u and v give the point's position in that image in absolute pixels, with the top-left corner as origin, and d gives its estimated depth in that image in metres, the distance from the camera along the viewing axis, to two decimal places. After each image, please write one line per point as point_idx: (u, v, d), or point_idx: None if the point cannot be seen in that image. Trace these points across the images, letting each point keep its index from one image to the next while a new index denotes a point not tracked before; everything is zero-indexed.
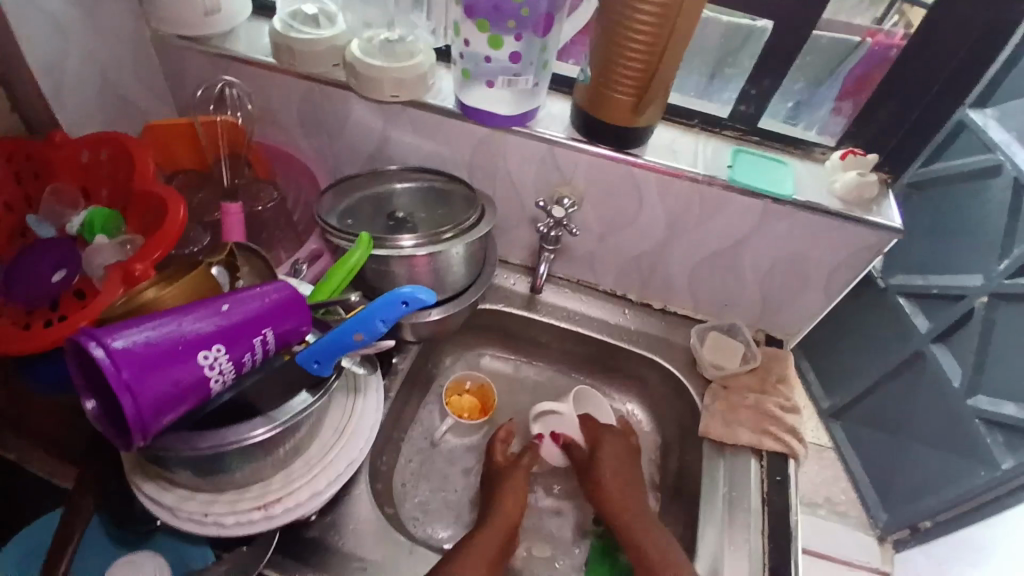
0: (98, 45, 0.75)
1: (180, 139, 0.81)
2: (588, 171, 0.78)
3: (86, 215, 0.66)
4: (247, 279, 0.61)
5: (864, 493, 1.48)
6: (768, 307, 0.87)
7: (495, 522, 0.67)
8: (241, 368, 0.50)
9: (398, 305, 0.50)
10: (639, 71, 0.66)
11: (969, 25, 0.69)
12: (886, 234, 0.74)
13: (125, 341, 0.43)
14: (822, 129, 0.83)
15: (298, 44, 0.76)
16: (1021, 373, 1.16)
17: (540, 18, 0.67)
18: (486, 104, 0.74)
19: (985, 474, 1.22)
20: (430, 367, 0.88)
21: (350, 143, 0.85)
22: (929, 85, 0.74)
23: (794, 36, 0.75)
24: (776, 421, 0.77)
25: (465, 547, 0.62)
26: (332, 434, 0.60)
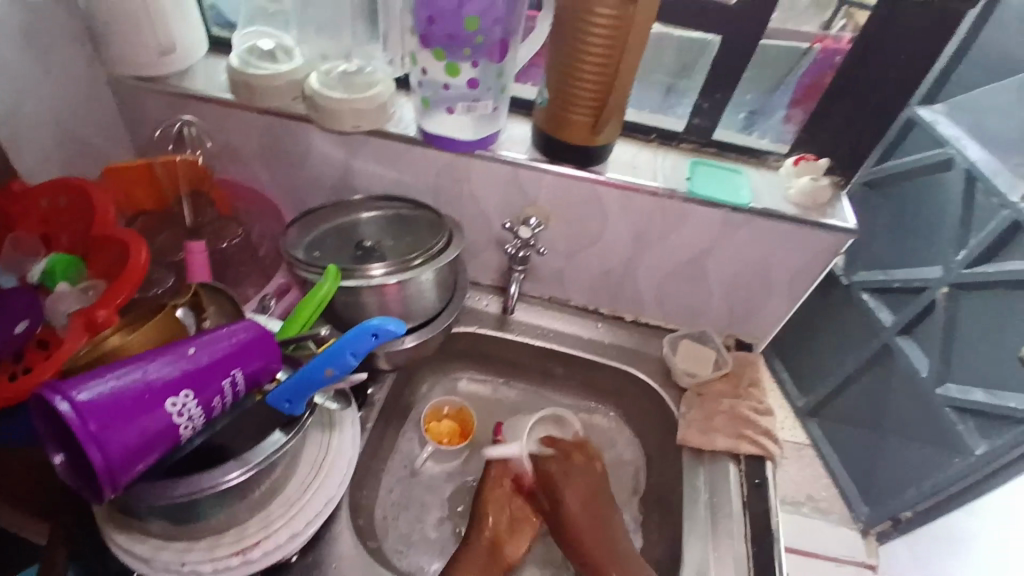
0: (52, 89, 0.74)
1: (139, 182, 0.80)
2: (552, 190, 0.79)
3: (47, 261, 0.66)
4: (214, 320, 0.60)
5: (844, 488, 1.50)
6: (736, 313, 0.88)
7: (482, 535, 0.72)
8: (211, 412, 0.49)
9: (368, 337, 0.50)
10: (594, 90, 0.68)
11: (906, 28, 0.71)
12: (842, 235, 0.76)
13: (90, 393, 0.42)
14: (777, 137, 0.86)
15: (255, 80, 0.76)
16: (986, 360, 1.19)
17: (494, 45, 0.68)
18: (447, 130, 0.75)
19: (961, 461, 1.23)
20: (407, 395, 0.88)
21: (314, 175, 0.85)
22: (874, 90, 0.77)
23: (742, 49, 0.78)
24: (752, 424, 0.78)
25: None
26: (309, 472, 0.60)
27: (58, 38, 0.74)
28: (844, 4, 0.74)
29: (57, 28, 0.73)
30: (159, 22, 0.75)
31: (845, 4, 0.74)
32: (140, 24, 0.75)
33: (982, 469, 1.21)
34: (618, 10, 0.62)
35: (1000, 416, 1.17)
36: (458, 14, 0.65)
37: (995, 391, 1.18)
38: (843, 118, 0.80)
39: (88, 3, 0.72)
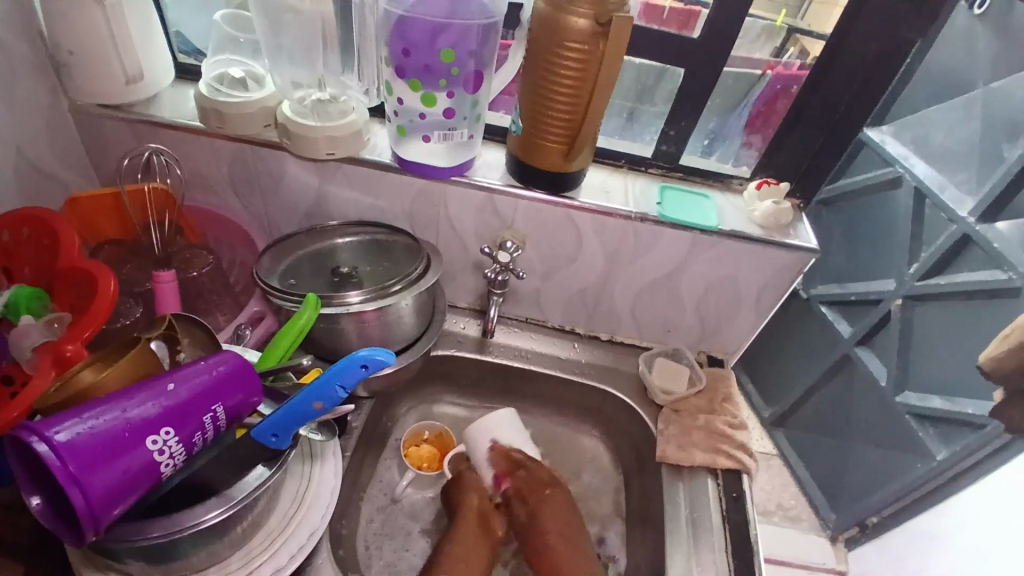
0: (13, 120, 0.72)
1: (102, 212, 0.78)
2: (527, 213, 0.80)
3: (10, 295, 0.64)
4: (188, 353, 0.58)
5: (811, 495, 1.53)
6: (707, 329, 0.91)
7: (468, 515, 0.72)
8: (192, 448, 0.48)
9: (358, 368, 0.49)
10: (567, 120, 0.70)
11: (859, 60, 0.75)
12: (804, 255, 0.80)
13: (68, 433, 0.41)
14: (737, 159, 0.89)
15: (227, 107, 0.75)
16: (940, 367, 1.24)
17: (469, 76, 0.70)
18: (421, 156, 0.76)
19: (923, 466, 1.26)
20: (385, 421, 0.87)
21: (287, 201, 0.84)
22: (830, 115, 0.80)
23: (706, 78, 0.80)
24: (727, 439, 0.81)
25: None
26: (291, 505, 0.59)
27: (19, 66, 0.72)
28: (791, 32, 0.78)
29: (19, 54, 0.72)
30: (125, 50, 0.75)
31: (792, 33, 0.78)
32: (107, 52, 0.74)
33: (942, 475, 1.24)
34: (587, 43, 0.64)
35: (958, 421, 1.20)
36: (433, 47, 0.67)
37: (952, 398, 1.22)
38: (803, 141, 0.83)
39: (51, 30, 0.71)
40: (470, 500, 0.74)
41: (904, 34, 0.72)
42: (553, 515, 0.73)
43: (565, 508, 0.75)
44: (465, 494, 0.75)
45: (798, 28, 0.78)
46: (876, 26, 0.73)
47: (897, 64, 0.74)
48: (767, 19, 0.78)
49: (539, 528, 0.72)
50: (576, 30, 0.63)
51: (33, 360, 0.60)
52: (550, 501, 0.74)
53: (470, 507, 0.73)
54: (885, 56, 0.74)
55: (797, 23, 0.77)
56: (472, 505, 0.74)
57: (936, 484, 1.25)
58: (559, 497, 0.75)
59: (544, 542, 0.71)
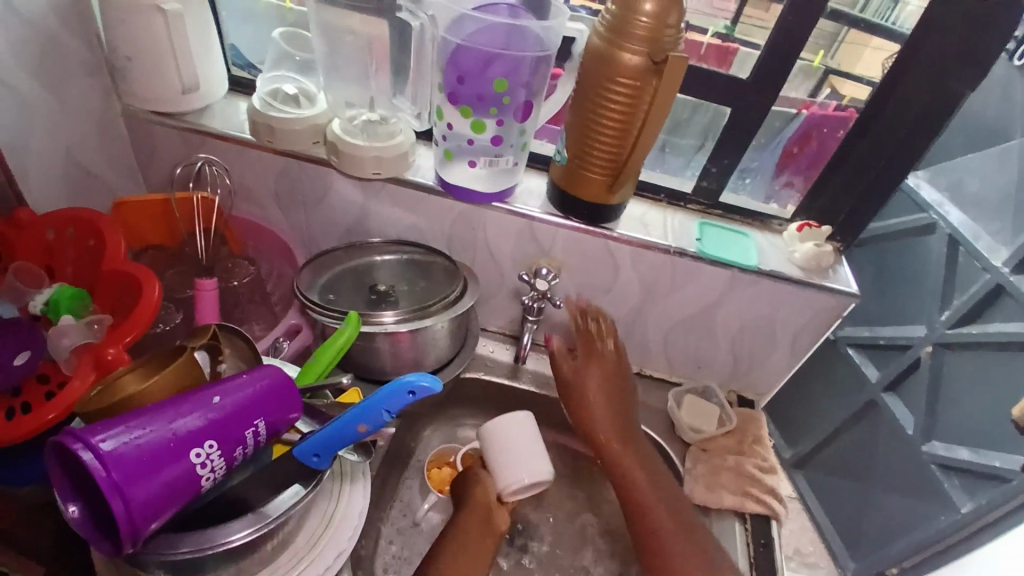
0: (64, 120, 0.74)
1: (149, 217, 0.79)
2: (566, 242, 0.80)
3: (52, 293, 0.65)
4: (230, 365, 0.58)
5: (830, 541, 1.38)
6: (739, 369, 0.90)
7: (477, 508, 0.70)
8: (232, 462, 0.48)
9: (404, 394, 0.49)
10: (613, 153, 0.70)
11: (910, 109, 0.75)
12: (843, 299, 0.79)
13: (114, 443, 0.41)
14: (767, 196, 0.89)
15: (278, 122, 0.76)
16: (969, 420, 1.19)
17: (520, 106, 0.71)
18: (465, 181, 0.76)
19: (945, 518, 1.19)
20: (409, 441, 0.86)
21: (328, 216, 0.85)
22: (875, 162, 0.80)
23: (751, 118, 0.80)
24: (757, 482, 0.79)
25: None
26: (319, 524, 0.58)
27: (74, 69, 0.74)
28: (828, 73, 0.78)
29: (75, 58, 0.74)
30: (182, 61, 0.76)
31: (828, 74, 0.78)
32: (164, 62, 0.75)
33: (964, 530, 1.17)
34: (639, 79, 0.64)
35: (983, 474, 1.15)
36: (486, 76, 0.68)
37: (980, 450, 1.16)
38: (846, 185, 0.83)
39: (111, 36, 0.73)
40: (479, 493, 0.70)
41: (956, 86, 0.72)
42: (599, 383, 0.77)
43: (611, 371, 0.79)
44: (473, 488, 0.71)
45: (834, 69, 0.78)
46: (927, 78, 0.72)
47: (948, 115, 0.74)
48: (806, 59, 0.77)
49: (585, 392, 0.77)
50: (629, 66, 0.64)
51: (72, 360, 0.61)
52: (596, 361, 0.79)
53: (476, 500, 0.70)
54: (936, 107, 0.74)
55: (833, 65, 0.78)
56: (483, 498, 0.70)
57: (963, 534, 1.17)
58: (610, 358, 0.79)
59: (587, 405, 0.76)
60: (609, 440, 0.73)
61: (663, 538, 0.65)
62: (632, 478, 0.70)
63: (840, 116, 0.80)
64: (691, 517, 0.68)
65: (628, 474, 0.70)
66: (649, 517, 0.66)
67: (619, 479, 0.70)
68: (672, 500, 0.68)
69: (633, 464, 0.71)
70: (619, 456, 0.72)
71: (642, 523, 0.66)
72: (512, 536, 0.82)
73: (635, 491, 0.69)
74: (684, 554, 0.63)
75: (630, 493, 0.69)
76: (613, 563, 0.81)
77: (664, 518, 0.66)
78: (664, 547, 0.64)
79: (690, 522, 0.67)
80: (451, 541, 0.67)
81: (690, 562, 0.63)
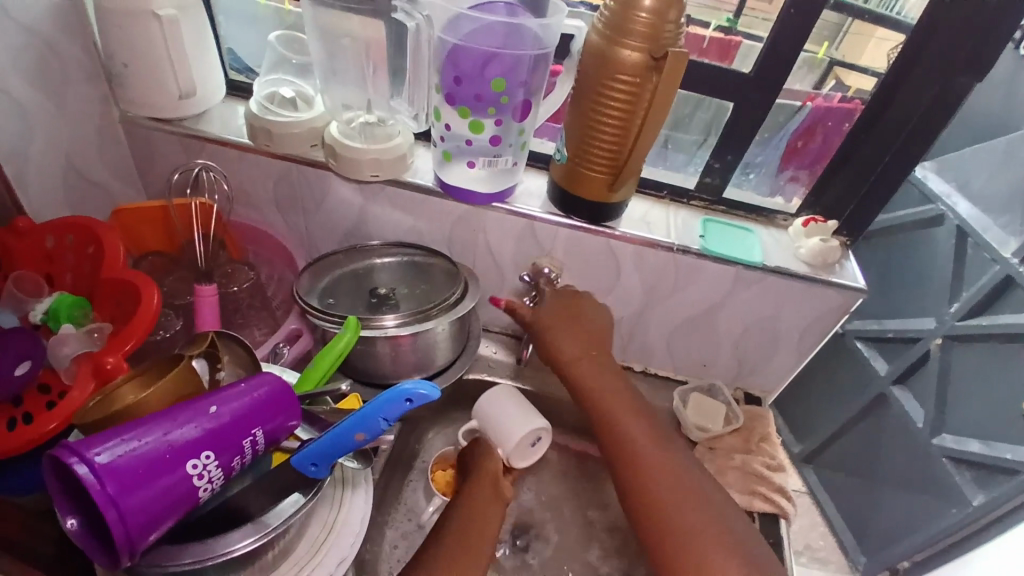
0: (63, 128, 0.74)
1: (151, 221, 0.80)
2: (567, 242, 0.79)
3: (52, 302, 0.66)
4: (228, 371, 0.58)
5: (841, 535, 1.39)
6: (745, 366, 0.89)
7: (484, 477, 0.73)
8: (230, 471, 0.49)
9: (402, 402, 0.48)
10: (613, 152, 0.69)
11: (917, 100, 0.73)
12: (851, 294, 0.78)
13: (109, 455, 0.41)
14: (770, 189, 0.88)
15: (275, 126, 0.76)
16: (981, 411, 1.16)
17: (518, 105, 0.70)
18: (464, 182, 0.76)
19: (957, 511, 1.18)
20: (413, 443, 0.85)
21: (328, 219, 0.85)
22: (882, 155, 0.78)
23: (753, 113, 0.79)
24: (765, 481, 0.79)
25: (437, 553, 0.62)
26: (321, 531, 0.58)
27: (73, 77, 0.74)
28: (832, 64, 0.76)
29: (74, 66, 0.74)
30: (179, 67, 0.76)
31: (833, 66, 0.76)
32: (161, 68, 0.75)
33: (975, 523, 1.15)
34: (639, 77, 0.63)
35: (995, 467, 1.13)
36: (483, 76, 0.67)
37: (991, 442, 1.14)
38: (852, 179, 0.82)
39: (107, 43, 0.73)
40: (486, 465, 0.74)
41: (961, 78, 0.71)
42: (567, 323, 0.77)
43: (585, 320, 0.78)
44: (485, 459, 0.75)
45: (838, 60, 0.76)
46: (931, 71, 0.71)
47: (954, 107, 0.72)
48: (811, 51, 0.75)
49: (545, 324, 0.77)
50: (628, 63, 0.63)
51: (71, 370, 0.61)
52: (567, 312, 0.78)
53: (487, 471, 0.73)
54: (941, 100, 0.72)
55: (837, 56, 0.76)
56: (490, 469, 0.73)
57: (969, 530, 1.17)
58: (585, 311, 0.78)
59: (551, 335, 0.77)
60: (574, 360, 0.76)
61: (637, 447, 0.68)
62: (596, 393, 0.73)
63: (844, 108, 0.78)
64: (663, 428, 0.72)
65: (592, 388, 0.74)
66: (622, 432, 0.70)
67: (589, 398, 0.74)
68: (641, 413, 0.72)
69: (604, 383, 0.74)
70: (583, 375, 0.75)
71: (614, 437, 0.70)
72: (517, 538, 0.81)
73: (606, 410, 0.72)
74: (657, 457, 0.67)
75: (603, 411, 0.72)
76: (619, 564, 0.80)
77: (635, 427, 0.70)
78: (637, 454, 0.68)
79: (660, 431, 0.71)
80: (461, 512, 0.68)
81: (664, 465, 0.66)
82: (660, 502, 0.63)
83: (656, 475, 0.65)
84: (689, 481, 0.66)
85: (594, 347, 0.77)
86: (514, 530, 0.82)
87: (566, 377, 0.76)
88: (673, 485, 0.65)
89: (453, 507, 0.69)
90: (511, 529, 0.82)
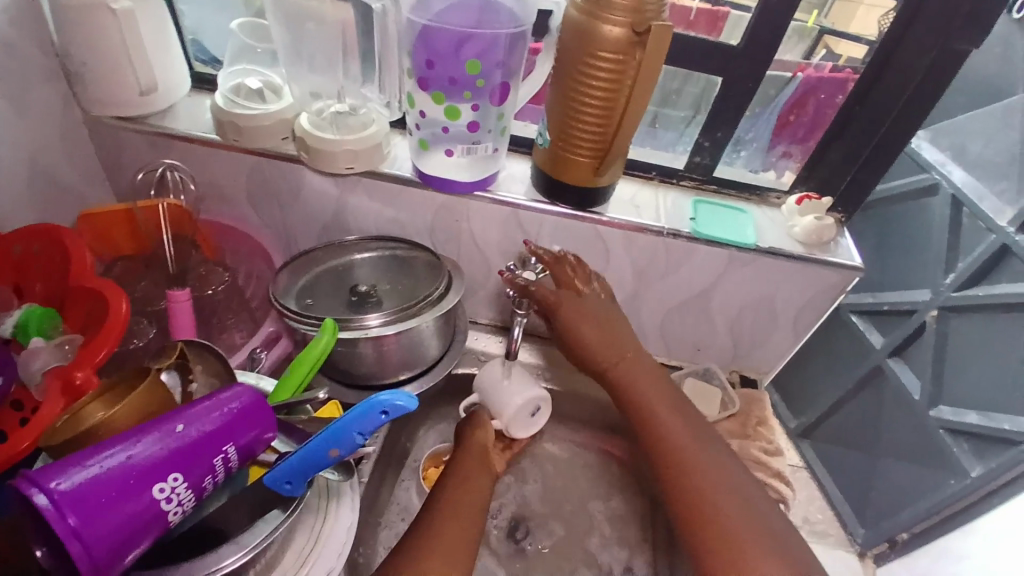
0: (23, 128, 0.70)
1: (118, 228, 0.76)
2: (554, 228, 0.76)
3: (20, 315, 0.62)
4: (200, 382, 0.56)
5: (838, 507, 1.31)
6: (740, 349, 0.87)
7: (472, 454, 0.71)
8: (203, 491, 0.47)
9: (376, 415, 0.46)
10: (598, 133, 0.66)
11: (913, 69, 0.70)
12: (847, 273, 0.75)
13: (69, 483, 0.39)
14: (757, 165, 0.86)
15: (243, 120, 0.72)
16: (980, 380, 1.14)
17: (496, 88, 0.67)
18: (443, 171, 0.72)
19: (956, 483, 1.14)
20: (403, 440, 0.82)
21: (305, 213, 0.82)
22: (875, 128, 0.76)
23: (743, 88, 0.76)
24: (764, 467, 0.77)
25: (417, 542, 0.59)
26: (307, 542, 0.56)
27: (33, 76, 0.70)
28: (821, 33, 0.73)
29: (32, 65, 0.70)
30: (139, 62, 0.72)
31: (824, 34, 0.73)
32: (120, 63, 0.71)
33: (975, 493, 1.11)
34: (624, 53, 0.60)
35: (993, 437, 1.09)
36: (458, 58, 0.63)
37: (989, 414, 1.11)
38: (847, 154, 0.79)
39: (63, 39, 0.68)
40: (475, 437, 0.73)
41: (957, 47, 0.68)
42: (586, 316, 0.72)
43: (595, 309, 0.73)
44: (473, 430, 0.73)
45: (828, 28, 0.73)
46: (928, 40, 0.68)
47: (949, 77, 0.70)
48: (799, 21, 0.72)
49: (572, 330, 0.72)
50: (611, 39, 0.59)
51: (42, 385, 0.57)
52: (575, 303, 0.73)
53: (475, 443, 0.72)
54: (937, 70, 0.70)
55: (826, 25, 0.73)
56: (478, 446, 0.72)
57: (958, 507, 1.13)
58: (589, 300, 0.74)
59: (580, 342, 0.72)
60: (611, 365, 0.72)
61: (682, 454, 0.64)
62: (638, 399, 0.69)
63: (836, 78, 0.75)
64: (701, 425, 0.68)
65: (633, 394, 0.70)
66: (666, 439, 0.65)
67: (631, 405, 0.70)
68: (682, 414, 0.68)
69: (645, 386, 0.70)
70: (624, 379, 0.71)
71: (658, 447, 0.66)
72: (516, 531, 0.79)
73: (649, 416, 0.68)
74: (700, 460, 0.63)
75: (637, 407, 0.69)
76: (621, 552, 0.79)
77: (677, 432, 0.66)
78: (681, 463, 0.63)
79: (700, 428, 0.67)
80: (454, 485, 0.66)
81: (710, 473, 0.62)
82: (707, 513, 0.59)
83: (700, 488, 0.61)
84: (737, 486, 0.61)
85: (626, 346, 0.72)
86: (513, 522, 0.80)
87: (608, 384, 0.72)
88: (722, 491, 0.61)
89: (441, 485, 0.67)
90: (510, 520, 0.80)
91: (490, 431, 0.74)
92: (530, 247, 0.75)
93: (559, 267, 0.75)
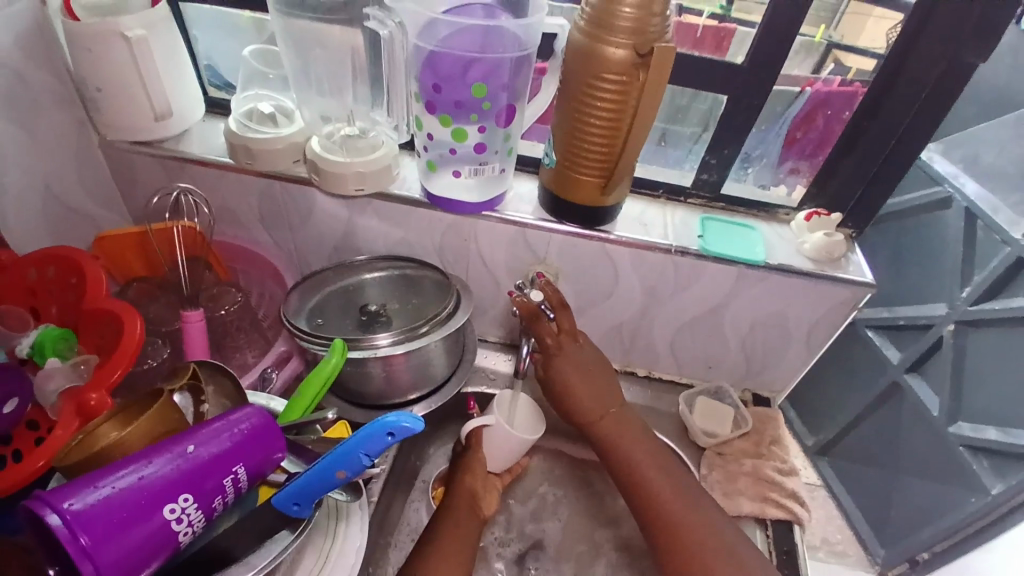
0: (38, 154, 0.72)
1: (132, 249, 0.79)
2: (561, 247, 0.77)
3: (37, 336, 0.63)
4: (212, 404, 0.57)
5: (858, 529, 1.30)
6: (752, 367, 0.86)
7: (463, 490, 0.71)
8: (213, 513, 0.47)
9: (383, 437, 0.46)
10: (604, 153, 0.66)
11: (920, 86, 0.70)
12: (858, 289, 0.75)
13: (82, 504, 0.40)
14: (759, 180, 0.86)
15: (257, 143, 0.73)
16: (996, 396, 1.11)
17: (502, 110, 0.68)
18: (452, 191, 0.73)
19: (976, 501, 1.12)
20: (414, 460, 0.82)
21: (316, 234, 0.83)
22: (883, 146, 0.76)
23: (747, 106, 0.76)
24: (776, 487, 0.77)
25: None
26: (314, 563, 0.56)
27: (45, 102, 0.72)
28: (831, 48, 0.73)
29: (47, 93, 0.72)
30: (153, 89, 0.74)
31: (831, 49, 0.74)
32: (134, 89, 0.73)
33: (994, 512, 1.09)
34: (626, 74, 0.61)
35: (1013, 455, 1.07)
36: (464, 81, 0.64)
37: (1007, 429, 1.08)
38: (855, 171, 0.79)
39: (78, 68, 0.70)
40: (464, 482, 0.72)
41: (968, 61, 0.68)
42: (580, 367, 0.74)
43: (589, 360, 0.75)
44: (460, 479, 0.72)
45: (836, 42, 0.73)
46: (934, 55, 0.68)
47: (957, 91, 0.70)
48: (807, 35, 0.73)
49: (564, 380, 0.74)
50: (615, 61, 0.60)
51: (57, 407, 0.58)
52: (567, 355, 0.74)
53: (462, 493, 0.71)
54: (943, 85, 0.70)
55: (835, 40, 0.73)
56: (468, 490, 0.71)
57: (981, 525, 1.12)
58: (586, 353, 0.75)
59: (571, 391, 0.73)
60: (596, 417, 0.73)
61: (671, 509, 0.66)
62: (621, 454, 0.71)
63: (846, 91, 0.75)
64: (684, 477, 0.69)
65: (616, 448, 0.71)
66: (654, 492, 0.67)
67: (615, 458, 0.71)
68: (667, 466, 0.69)
69: (630, 439, 0.72)
70: (609, 433, 0.72)
71: (646, 499, 0.67)
72: (527, 553, 0.79)
73: (636, 469, 0.69)
74: (688, 515, 0.65)
75: (622, 459, 0.71)
76: None
77: (663, 485, 0.68)
78: (669, 516, 0.65)
79: (679, 476, 0.69)
80: (449, 522, 0.68)
81: (700, 521, 0.65)
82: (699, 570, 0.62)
83: (692, 540, 0.64)
84: (724, 540, 0.64)
85: (611, 401, 0.74)
86: (520, 549, 0.80)
87: (591, 437, 0.73)
88: (713, 548, 0.63)
89: (433, 525, 0.68)
90: (521, 540, 0.80)
91: (479, 473, 0.73)
92: (540, 281, 0.74)
93: (564, 316, 0.73)
